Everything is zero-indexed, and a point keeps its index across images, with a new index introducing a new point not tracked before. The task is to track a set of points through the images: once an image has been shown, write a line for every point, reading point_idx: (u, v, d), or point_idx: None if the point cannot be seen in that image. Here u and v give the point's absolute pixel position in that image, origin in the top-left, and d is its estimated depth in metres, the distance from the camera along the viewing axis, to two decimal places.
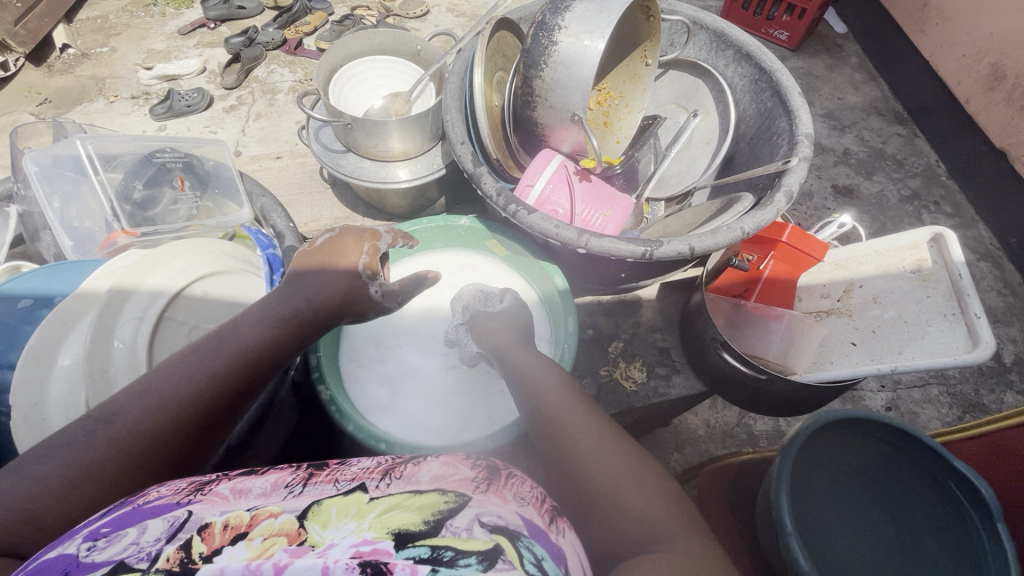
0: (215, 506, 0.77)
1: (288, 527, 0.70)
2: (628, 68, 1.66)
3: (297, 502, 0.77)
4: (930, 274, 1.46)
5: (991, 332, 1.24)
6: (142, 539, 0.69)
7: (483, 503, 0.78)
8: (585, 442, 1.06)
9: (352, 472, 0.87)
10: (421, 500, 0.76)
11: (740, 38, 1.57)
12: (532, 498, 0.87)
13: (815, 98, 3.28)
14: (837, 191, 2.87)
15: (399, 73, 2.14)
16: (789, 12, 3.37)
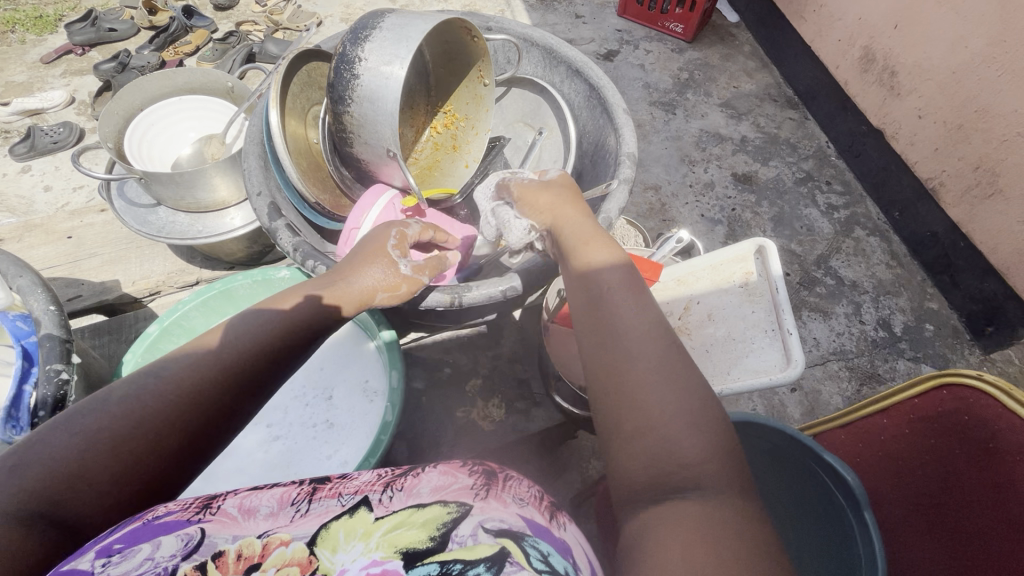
0: (228, 525, 0.75)
1: (299, 555, 0.71)
2: (468, 90, 1.64)
3: (304, 527, 0.75)
4: (755, 289, 1.43)
5: (801, 350, 1.27)
6: (158, 555, 0.68)
7: (486, 511, 0.80)
8: (643, 359, 0.87)
9: (358, 485, 0.86)
10: (425, 514, 0.78)
11: (569, 55, 1.56)
12: (529, 495, 0.89)
13: (712, 88, 3.35)
14: (737, 179, 2.94)
15: (212, 112, 2.10)
16: (681, 7, 3.46)
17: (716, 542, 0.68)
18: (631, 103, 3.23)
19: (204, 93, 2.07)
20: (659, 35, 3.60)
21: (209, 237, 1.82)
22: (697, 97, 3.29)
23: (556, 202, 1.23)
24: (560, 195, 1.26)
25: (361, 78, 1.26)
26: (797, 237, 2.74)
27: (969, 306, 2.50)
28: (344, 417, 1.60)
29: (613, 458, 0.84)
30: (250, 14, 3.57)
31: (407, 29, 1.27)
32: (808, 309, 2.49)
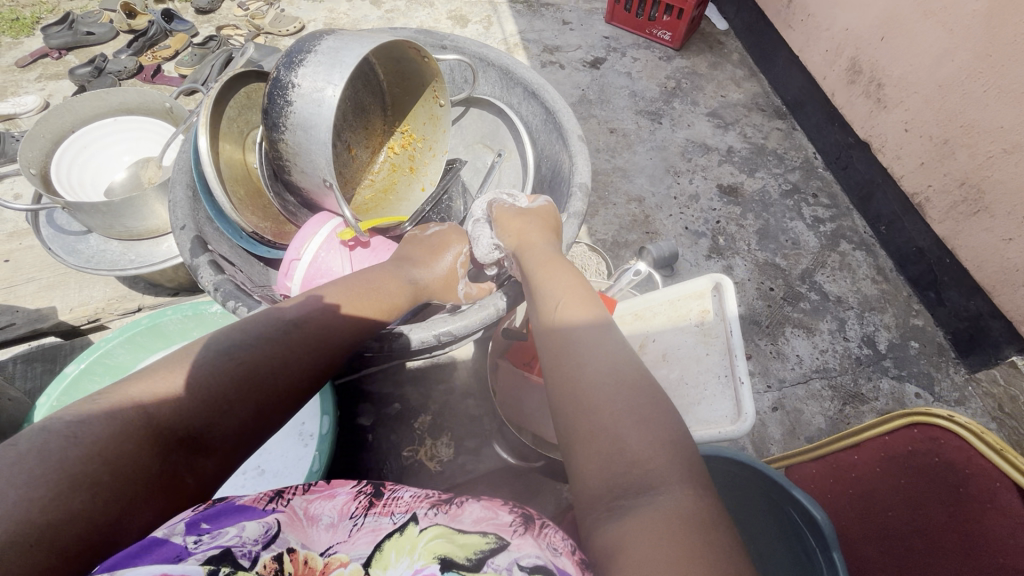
0: (297, 526, 0.81)
1: (357, 573, 0.74)
2: (424, 110, 1.60)
3: (360, 550, 0.78)
4: (710, 330, 1.40)
5: (752, 402, 1.26)
6: (242, 534, 0.74)
7: (522, 550, 0.76)
8: (598, 370, 0.87)
9: (410, 504, 0.87)
10: (469, 541, 0.78)
11: (525, 76, 1.51)
12: (566, 549, 0.80)
13: (699, 97, 3.30)
14: (723, 190, 2.90)
15: (151, 131, 2.07)
16: (667, 13, 3.40)
17: (678, 539, 0.66)
18: (617, 112, 3.18)
19: (142, 113, 2.04)
20: (647, 43, 3.55)
21: (143, 268, 1.78)
22: (683, 106, 3.24)
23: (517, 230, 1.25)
24: (534, 221, 1.26)
25: (294, 105, 1.21)
26: (782, 251, 2.70)
27: (954, 324, 2.46)
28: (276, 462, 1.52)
29: (570, 473, 0.81)
30: (232, 19, 3.51)
31: (341, 54, 1.21)
32: (792, 326, 2.45)
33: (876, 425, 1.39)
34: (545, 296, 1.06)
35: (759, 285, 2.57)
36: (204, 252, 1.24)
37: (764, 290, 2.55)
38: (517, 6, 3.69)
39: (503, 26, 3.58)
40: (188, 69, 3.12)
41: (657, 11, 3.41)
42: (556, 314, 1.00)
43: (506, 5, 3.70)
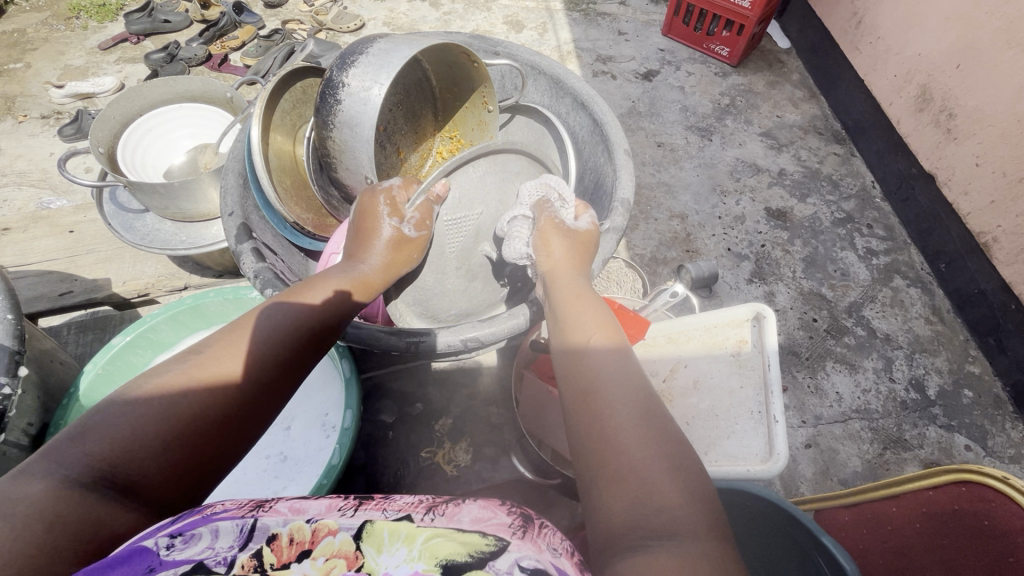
0: (279, 520, 0.70)
1: (347, 550, 0.66)
2: (473, 115, 1.62)
3: (353, 524, 0.70)
4: (746, 359, 1.32)
5: (785, 444, 1.19)
6: (216, 546, 0.64)
7: (524, 551, 0.67)
8: (623, 402, 0.85)
9: (406, 505, 0.75)
10: (469, 538, 0.68)
11: (576, 88, 1.54)
12: (564, 548, 0.72)
13: (753, 116, 3.21)
14: (771, 214, 2.79)
15: (211, 119, 2.16)
16: (728, 29, 3.32)
17: None
18: (666, 126, 3.13)
19: (205, 102, 2.14)
20: (703, 58, 3.48)
21: (192, 250, 1.86)
22: (736, 124, 3.16)
23: (548, 247, 1.19)
24: (569, 244, 1.21)
25: (343, 102, 1.25)
26: (829, 281, 2.58)
27: (1015, 375, 2.29)
28: (299, 450, 1.57)
29: (586, 504, 0.80)
30: (297, 14, 3.65)
31: (390, 57, 1.25)
32: (833, 362, 2.33)
33: (920, 477, 1.32)
34: (574, 320, 1.03)
35: (801, 315, 2.47)
36: (247, 240, 1.28)
37: (806, 321, 2.45)
38: (573, 14, 3.69)
39: (557, 33, 3.58)
40: (252, 60, 3.26)
41: (716, 26, 3.34)
42: (582, 338, 0.98)
43: (562, 13, 3.70)
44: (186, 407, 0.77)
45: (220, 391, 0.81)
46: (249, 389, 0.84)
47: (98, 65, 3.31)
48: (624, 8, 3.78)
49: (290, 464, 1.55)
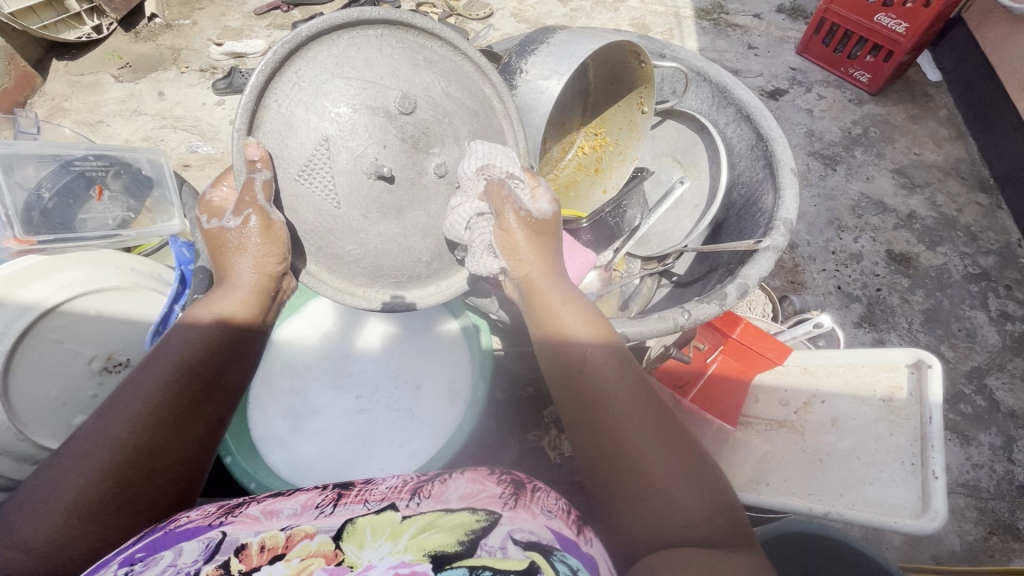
0: (249, 527, 0.74)
1: (327, 549, 0.68)
2: (625, 114, 1.44)
3: (331, 524, 0.74)
4: (900, 407, 1.28)
5: (945, 502, 1.13)
6: (180, 563, 0.67)
7: (516, 523, 0.75)
8: (630, 403, 0.83)
9: (388, 493, 0.82)
10: (456, 521, 0.73)
11: (742, 97, 1.32)
12: (558, 509, 0.84)
13: (887, 149, 2.97)
14: (895, 256, 2.58)
15: None
16: (872, 52, 3.07)
17: None
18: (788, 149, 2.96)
19: None
20: (839, 83, 3.26)
21: None
22: (866, 156, 2.94)
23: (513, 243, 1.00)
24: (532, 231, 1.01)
25: None
26: (950, 340, 2.35)
27: None
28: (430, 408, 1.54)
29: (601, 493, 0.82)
30: None
31: None
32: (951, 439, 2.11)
33: None
34: (559, 311, 0.93)
35: None
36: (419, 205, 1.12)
37: None
38: (703, 23, 3.57)
39: (683, 40, 3.48)
40: None
41: (860, 49, 3.11)
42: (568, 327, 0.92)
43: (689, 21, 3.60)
44: (155, 393, 0.86)
45: (176, 372, 0.89)
46: (205, 356, 0.92)
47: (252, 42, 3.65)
48: (757, 19, 3.59)
49: (417, 421, 1.50)
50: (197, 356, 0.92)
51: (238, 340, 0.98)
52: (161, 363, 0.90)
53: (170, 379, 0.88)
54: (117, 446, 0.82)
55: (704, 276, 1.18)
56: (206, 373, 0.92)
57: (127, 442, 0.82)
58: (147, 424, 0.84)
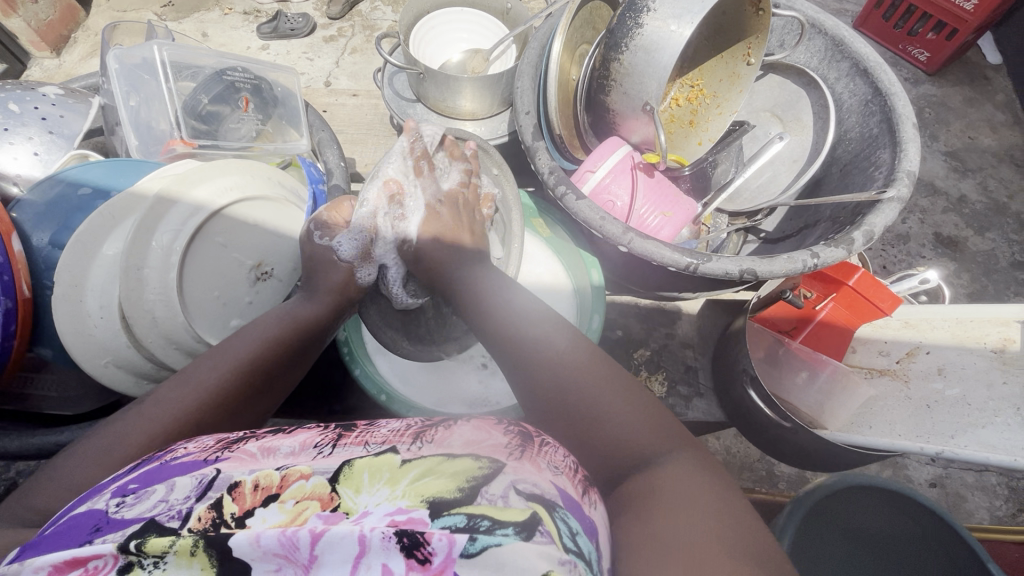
0: (245, 464, 0.44)
1: (323, 490, 0.39)
2: (724, 65, 1.16)
3: (330, 465, 0.43)
4: None
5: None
6: (170, 498, 0.39)
7: (525, 472, 0.44)
8: (573, 374, 0.62)
9: (389, 435, 0.49)
10: (458, 465, 0.42)
11: (864, 49, 1.05)
12: (569, 467, 0.50)
13: (939, 131, 1.77)
14: (940, 238, 1.56)
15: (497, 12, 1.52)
16: (935, 29, 1.81)
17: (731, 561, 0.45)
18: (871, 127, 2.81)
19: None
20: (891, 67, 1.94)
21: None
22: None
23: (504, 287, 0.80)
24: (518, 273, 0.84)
25: (642, 28, 0.93)
26: None
27: None
28: None
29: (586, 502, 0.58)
30: None
31: None
32: (1000, 501, 1.16)
33: None
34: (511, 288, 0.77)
35: None
36: (541, 140, 0.98)
37: None
38: None
39: None
40: None
41: (921, 27, 1.84)
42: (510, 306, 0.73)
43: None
44: (231, 377, 0.64)
45: (254, 363, 0.67)
46: (294, 348, 0.72)
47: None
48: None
49: None
50: (274, 352, 0.70)
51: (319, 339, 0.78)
52: (235, 348, 0.67)
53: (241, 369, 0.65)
54: (181, 422, 0.58)
55: (825, 236, 0.97)
56: (278, 371, 0.70)
57: (188, 420, 0.58)
58: (215, 405, 0.61)
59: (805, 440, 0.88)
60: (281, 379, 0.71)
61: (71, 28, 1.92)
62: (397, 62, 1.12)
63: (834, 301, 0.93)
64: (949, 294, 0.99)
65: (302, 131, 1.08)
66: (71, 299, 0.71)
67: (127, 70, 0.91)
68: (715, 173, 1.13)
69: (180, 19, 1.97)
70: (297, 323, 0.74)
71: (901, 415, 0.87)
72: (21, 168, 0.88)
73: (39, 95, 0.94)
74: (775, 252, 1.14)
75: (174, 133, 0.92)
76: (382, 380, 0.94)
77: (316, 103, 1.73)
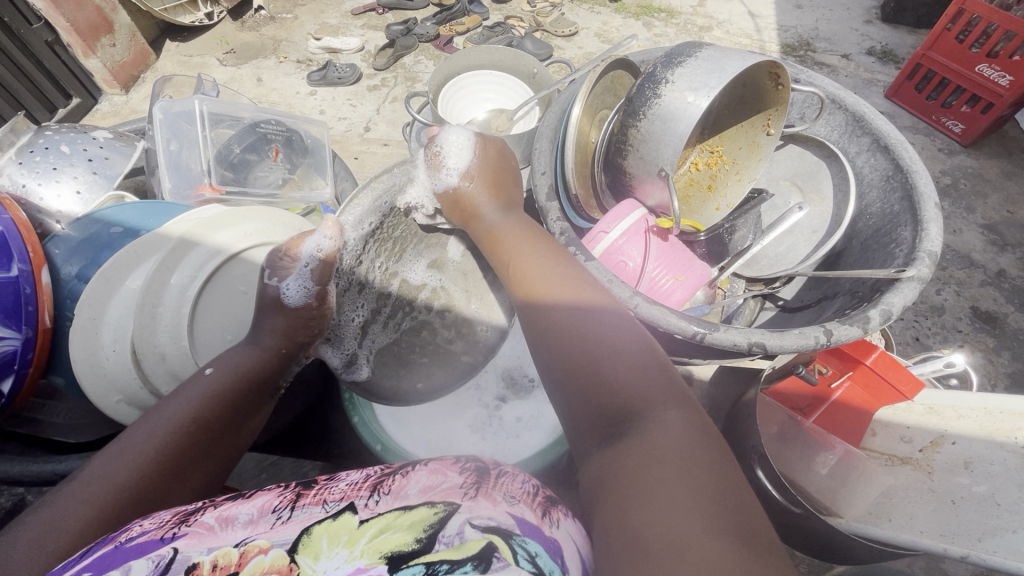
0: (204, 540, 0.40)
1: (282, 562, 0.38)
2: (745, 134, 1.17)
3: (288, 533, 0.40)
4: None
5: None
6: None
7: (477, 510, 0.42)
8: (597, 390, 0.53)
9: (347, 490, 0.46)
10: (414, 515, 0.41)
11: (884, 126, 1.05)
12: (526, 492, 0.47)
13: (976, 202, 1.73)
14: (977, 312, 1.48)
15: (518, 92, 1.39)
16: (969, 102, 1.80)
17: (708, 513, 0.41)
18: None
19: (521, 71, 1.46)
20: (926, 136, 1.92)
21: None
22: None
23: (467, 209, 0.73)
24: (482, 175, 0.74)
25: (659, 98, 0.96)
26: None
27: None
28: None
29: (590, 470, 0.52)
30: None
31: (724, 61, 0.94)
32: None
33: None
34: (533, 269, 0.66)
35: None
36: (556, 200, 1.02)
37: None
38: None
39: None
40: None
41: (955, 99, 1.84)
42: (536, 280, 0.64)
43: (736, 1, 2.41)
44: (169, 440, 0.61)
45: (190, 423, 0.64)
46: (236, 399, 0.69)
47: (352, 17, 2.30)
48: (846, 60, 2.15)
49: None
50: (219, 406, 0.67)
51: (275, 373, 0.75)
52: (175, 406, 0.65)
53: (181, 426, 0.63)
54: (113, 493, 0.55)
55: (843, 312, 0.94)
56: (217, 430, 0.66)
57: (121, 488, 0.56)
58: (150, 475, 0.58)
59: (816, 528, 0.83)
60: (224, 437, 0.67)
61: (142, 70, 2.10)
62: (425, 118, 1.18)
63: (850, 379, 0.90)
64: (976, 378, 0.95)
65: (326, 178, 1.15)
66: (87, 332, 0.75)
67: (171, 119, 0.99)
68: (733, 239, 1.12)
69: (240, 65, 2.12)
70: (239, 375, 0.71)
71: (923, 510, 0.84)
72: (63, 206, 0.95)
73: (89, 138, 1.02)
74: (792, 322, 1.10)
75: (205, 178, 0.98)
76: (380, 429, 0.93)
77: (353, 149, 1.79)
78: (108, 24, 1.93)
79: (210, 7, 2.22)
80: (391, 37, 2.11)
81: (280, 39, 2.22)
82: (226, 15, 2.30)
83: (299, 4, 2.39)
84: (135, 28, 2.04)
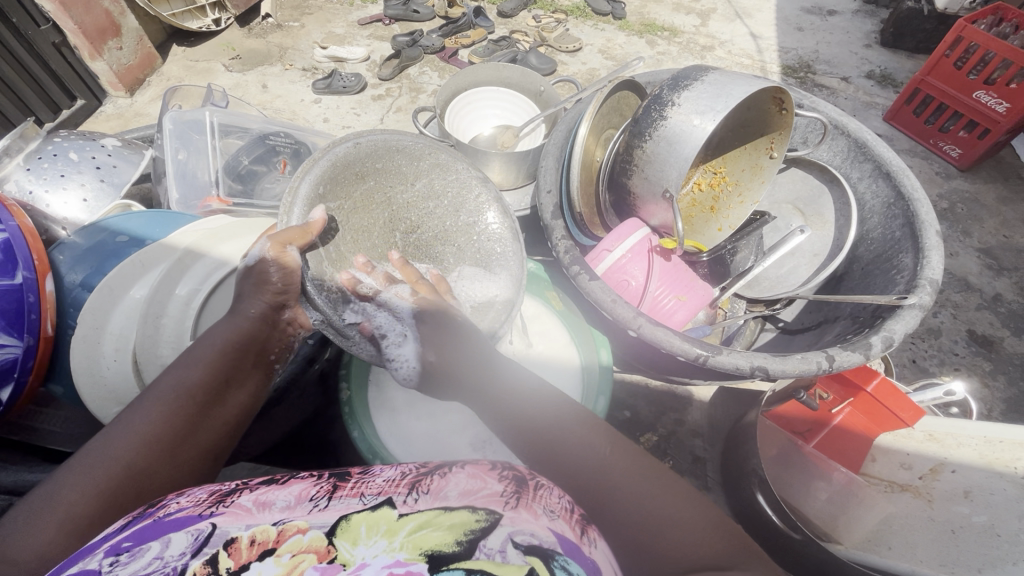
0: (242, 519, 0.40)
1: (320, 543, 0.38)
2: (748, 156, 1.18)
3: (326, 517, 0.41)
4: None
5: None
6: (164, 554, 0.36)
7: (521, 524, 0.41)
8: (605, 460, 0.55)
9: (385, 485, 0.46)
10: (454, 517, 0.41)
11: (886, 154, 1.07)
12: (564, 508, 0.47)
13: (973, 227, 1.74)
14: (973, 335, 1.49)
15: (525, 111, 1.41)
16: (967, 128, 1.83)
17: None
18: None
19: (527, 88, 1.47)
20: (923, 160, 1.94)
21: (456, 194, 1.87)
22: None
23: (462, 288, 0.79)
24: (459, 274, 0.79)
25: (665, 120, 0.97)
26: None
27: None
28: None
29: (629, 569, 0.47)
30: None
31: (731, 85, 0.95)
32: None
33: None
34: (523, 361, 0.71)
35: None
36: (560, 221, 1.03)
37: None
38: None
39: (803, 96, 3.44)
40: None
41: (953, 124, 1.86)
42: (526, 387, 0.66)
43: (738, 22, 2.44)
44: (158, 411, 0.58)
45: (177, 391, 0.61)
46: (227, 365, 0.66)
47: (358, 27, 2.32)
48: (845, 83, 2.18)
49: None
50: (203, 373, 0.63)
51: (259, 339, 0.69)
52: (162, 380, 0.61)
53: (171, 399, 0.60)
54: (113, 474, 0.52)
55: (842, 338, 0.94)
56: (207, 393, 0.63)
57: (120, 469, 0.53)
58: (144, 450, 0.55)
59: (818, 554, 0.82)
60: (217, 410, 0.63)
61: (147, 73, 2.10)
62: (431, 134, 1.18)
63: (851, 405, 0.91)
64: (975, 407, 0.96)
65: None
66: (88, 341, 0.76)
67: (180, 130, 1.00)
68: (735, 259, 1.13)
69: (245, 71, 2.13)
70: (221, 343, 0.66)
71: (924, 538, 0.85)
72: (69, 212, 0.95)
73: (97, 146, 1.02)
74: (791, 346, 1.10)
75: (212, 190, 0.98)
76: (379, 444, 0.92)
77: None
78: (115, 28, 1.93)
79: (217, 13, 2.24)
80: (396, 48, 2.13)
81: (286, 47, 2.24)
82: (233, 22, 2.32)
83: (306, 13, 2.41)
84: (142, 32, 2.04)
